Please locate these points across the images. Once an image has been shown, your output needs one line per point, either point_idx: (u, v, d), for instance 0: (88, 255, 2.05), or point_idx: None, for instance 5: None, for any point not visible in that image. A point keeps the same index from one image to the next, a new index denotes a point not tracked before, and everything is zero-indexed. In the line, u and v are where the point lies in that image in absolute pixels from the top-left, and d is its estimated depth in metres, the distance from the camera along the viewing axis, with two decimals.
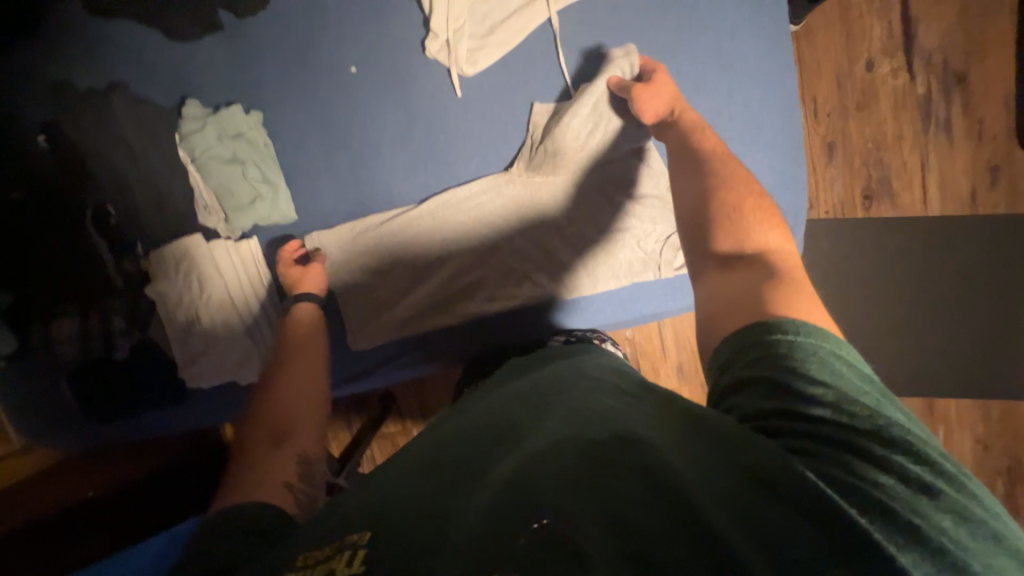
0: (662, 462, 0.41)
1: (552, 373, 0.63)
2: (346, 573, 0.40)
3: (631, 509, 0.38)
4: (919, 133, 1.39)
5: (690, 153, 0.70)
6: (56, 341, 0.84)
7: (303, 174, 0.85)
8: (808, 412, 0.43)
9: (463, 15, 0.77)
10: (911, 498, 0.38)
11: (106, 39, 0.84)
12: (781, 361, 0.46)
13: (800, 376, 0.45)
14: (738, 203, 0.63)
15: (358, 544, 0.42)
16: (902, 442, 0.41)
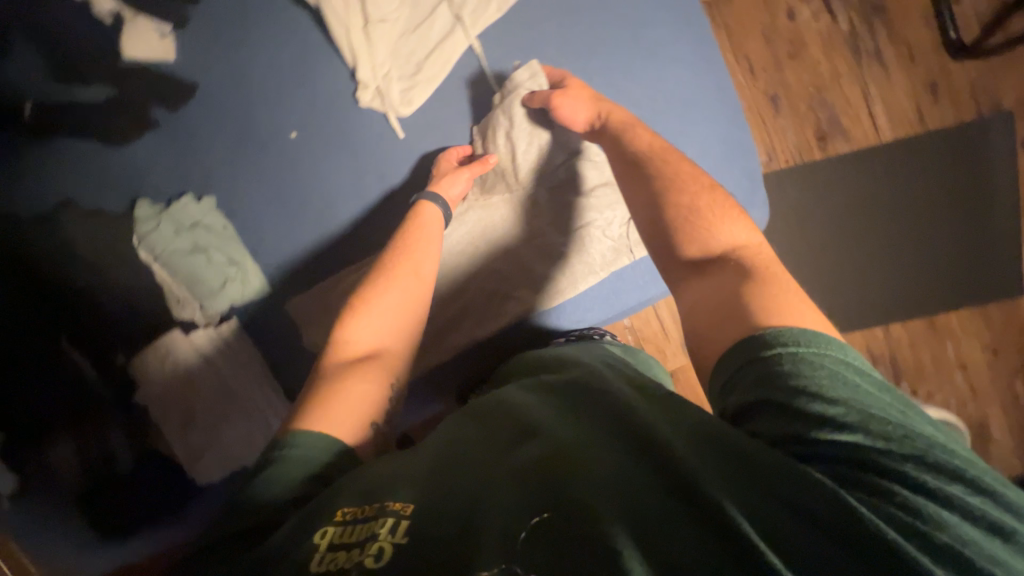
0: (688, 457, 0.40)
1: (559, 368, 0.62)
2: (389, 540, 0.41)
3: (661, 524, 0.37)
4: (854, 67, 1.42)
5: (639, 163, 0.71)
6: (58, 467, 0.82)
7: (265, 247, 0.84)
8: (833, 438, 0.40)
9: (387, 60, 0.79)
10: (959, 525, 0.35)
11: (40, 160, 0.83)
12: (793, 381, 0.43)
13: (817, 397, 0.42)
14: (691, 202, 0.65)
15: (396, 512, 0.43)
16: (939, 460, 0.38)
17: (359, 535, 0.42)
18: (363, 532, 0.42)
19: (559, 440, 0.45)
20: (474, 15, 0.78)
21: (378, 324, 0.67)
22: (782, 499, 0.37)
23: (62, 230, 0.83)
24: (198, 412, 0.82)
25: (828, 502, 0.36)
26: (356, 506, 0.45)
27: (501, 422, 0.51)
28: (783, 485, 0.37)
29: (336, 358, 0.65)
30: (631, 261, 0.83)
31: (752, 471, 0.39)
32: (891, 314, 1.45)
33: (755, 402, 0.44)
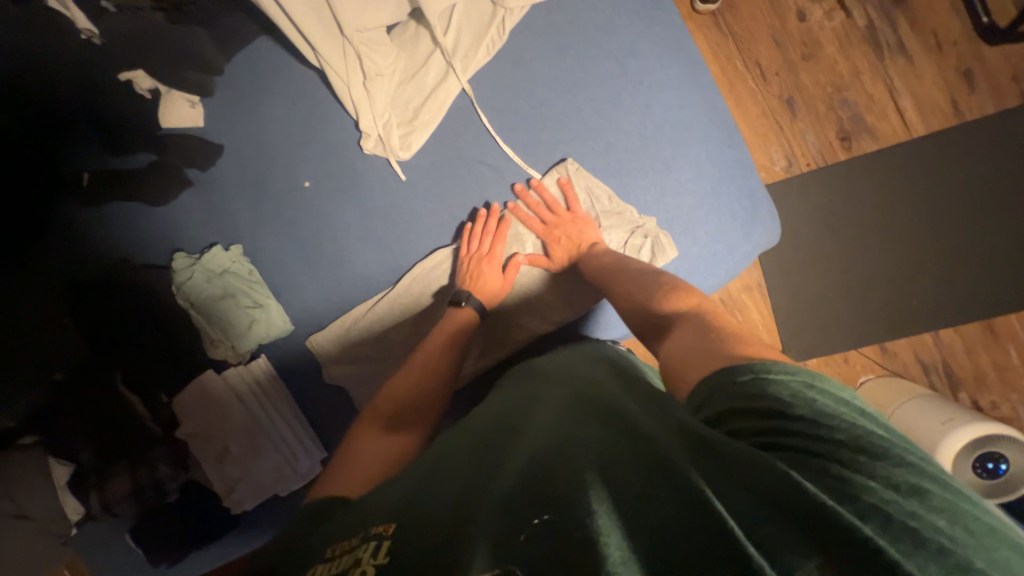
0: (673, 456, 0.38)
1: (548, 377, 0.62)
2: (371, 563, 0.37)
3: (627, 509, 0.36)
4: (876, 63, 1.35)
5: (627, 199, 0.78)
6: (112, 503, 0.89)
7: (290, 288, 0.92)
8: (787, 423, 0.39)
9: (387, 109, 0.82)
10: (900, 501, 0.33)
11: (96, 221, 0.95)
12: (755, 387, 0.42)
13: (777, 400, 0.41)
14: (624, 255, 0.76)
15: (380, 536, 0.40)
16: (892, 451, 0.36)
17: (342, 566, 0.38)
18: (345, 563, 0.39)
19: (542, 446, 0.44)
20: (465, 60, 0.80)
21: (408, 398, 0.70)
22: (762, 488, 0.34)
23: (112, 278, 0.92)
24: (233, 448, 0.88)
25: (766, 475, 0.34)
26: (343, 541, 0.41)
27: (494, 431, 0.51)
28: (738, 467, 0.36)
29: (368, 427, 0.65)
30: None
31: (708, 454, 0.38)
32: (938, 318, 1.35)
33: (731, 410, 0.42)
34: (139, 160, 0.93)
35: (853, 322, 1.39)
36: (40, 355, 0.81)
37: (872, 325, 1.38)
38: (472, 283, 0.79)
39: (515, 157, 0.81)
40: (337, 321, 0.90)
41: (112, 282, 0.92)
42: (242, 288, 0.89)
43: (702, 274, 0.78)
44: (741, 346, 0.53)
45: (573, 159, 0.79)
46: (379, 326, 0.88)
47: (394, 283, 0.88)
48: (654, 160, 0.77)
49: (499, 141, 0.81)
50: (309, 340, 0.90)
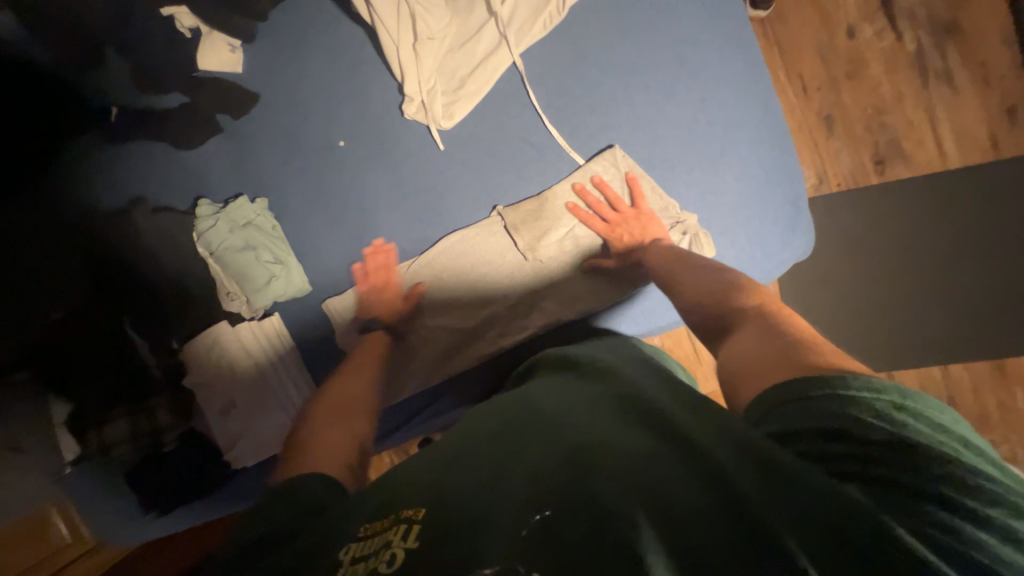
0: (722, 465, 0.40)
1: (587, 362, 0.63)
2: (401, 546, 0.42)
3: (677, 518, 0.38)
4: (920, 90, 1.33)
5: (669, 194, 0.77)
6: (111, 447, 0.87)
7: (311, 248, 0.90)
8: (862, 449, 0.40)
9: (433, 75, 0.80)
10: (983, 540, 0.34)
11: (117, 158, 0.92)
12: (831, 408, 0.43)
13: (856, 424, 0.41)
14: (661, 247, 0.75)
15: (412, 519, 0.44)
16: (989, 490, 0.36)
17: (375, 544, 0.43)
18: (380, 540, 0.43)
19: (585, 435, 0.46)
20: (519, 33, 0.78)
21: (353, 396, 0.72)
22: (808, 505, 0.36)
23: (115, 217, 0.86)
24: (240, 401, 0.86)
25: (836, 507, 0.36)
26: (375, 522, 0.45)
27: (531, 414, 0.53)
28: (799, 488, 0.37)
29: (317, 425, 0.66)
30: None
31: (771, 474, 0.39)
32: (950, 352, 1.36)
33: (799, 429, 0.43)
34: (171, 100, 0.91)
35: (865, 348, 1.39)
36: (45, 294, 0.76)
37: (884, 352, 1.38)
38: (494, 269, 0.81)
39: (559, 138, 0.79)
40: (358, 284, 0.88)
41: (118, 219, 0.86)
42: (264, 243, 0.87)
43: None
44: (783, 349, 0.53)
45: (619, 146, 0.77)
46: (400, 295, 0.86)
47: (419, 254, 0.86)
48: (703, 156, 0.75)
49: (545, 120, 0.79)
50: (325, 302, 0.88)
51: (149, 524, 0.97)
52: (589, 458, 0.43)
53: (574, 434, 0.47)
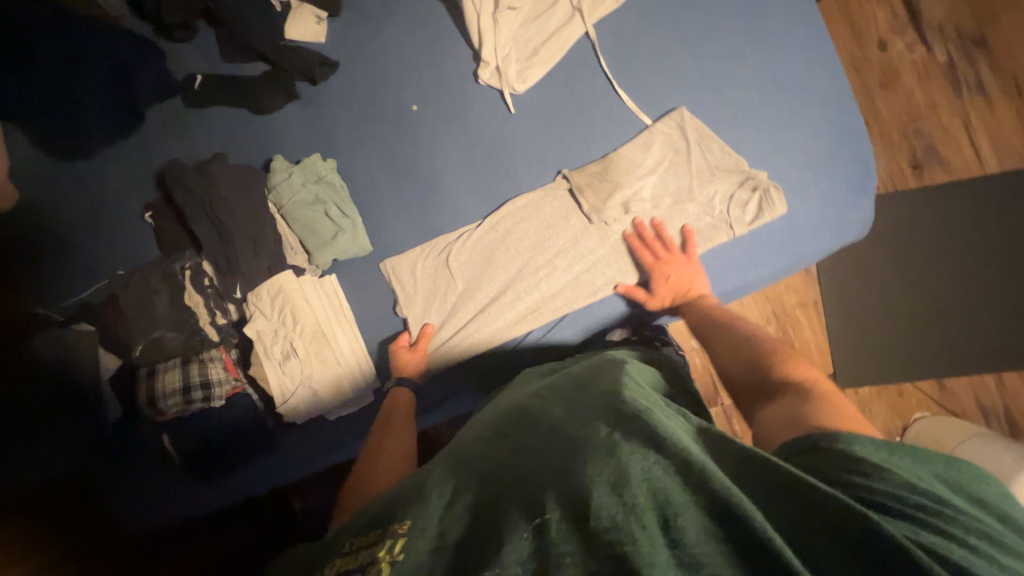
0: (719, 472, 0.42)
1: (585, 379, 0.65)
2: (391, 559, 0.43)
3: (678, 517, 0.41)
4: (954, 98, 1.39)
5: (737, 154, 0.79)
6: (160, 398, 0.89)
7: (376, 207, 0.91)
8: (859, 480, 0.44)
9: (509, 43, 0.85)
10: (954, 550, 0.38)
11: (197, 122, 0.97)
12: (832, 450, 0.47)
13: (852, 463, 0.45)
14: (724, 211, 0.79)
15: (395, 534, 0.46)
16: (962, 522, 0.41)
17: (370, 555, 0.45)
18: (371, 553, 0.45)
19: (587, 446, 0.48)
20: (592, 6, 0.83)
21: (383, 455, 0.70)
22: (791, 511, 0.41)
23: (180, 171, 0.88)
24: (299, 352, 0.84)
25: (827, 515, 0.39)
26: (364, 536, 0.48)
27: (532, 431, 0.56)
28: (789, 494, 0.41)
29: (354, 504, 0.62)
30: (732, 237, 0.80)
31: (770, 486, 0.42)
32: (995, 358, 1.37)
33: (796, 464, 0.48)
34: (254, 68, 0.96)
35: (902, 354, 1.41)
36: (125, 252, 0.99)
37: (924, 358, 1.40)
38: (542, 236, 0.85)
39: (628, 101, 0.83)
40: (420, 245, 0.89)
41: (194, 168, 0.88)
42: (333, 199, 0.89)
43: (805, 235, 0.79)
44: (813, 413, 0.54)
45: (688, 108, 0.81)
46: (463, 253, 0.87)
47: (484, 214, 0.88)
48: (770, 118, 0.79)
49: (616, 84, 0.83)
50: (384, 265, 0.89)
51: (171, 491, 0.93)
52: (589, 465, 0.45)
53: (575, 446, 0.49)
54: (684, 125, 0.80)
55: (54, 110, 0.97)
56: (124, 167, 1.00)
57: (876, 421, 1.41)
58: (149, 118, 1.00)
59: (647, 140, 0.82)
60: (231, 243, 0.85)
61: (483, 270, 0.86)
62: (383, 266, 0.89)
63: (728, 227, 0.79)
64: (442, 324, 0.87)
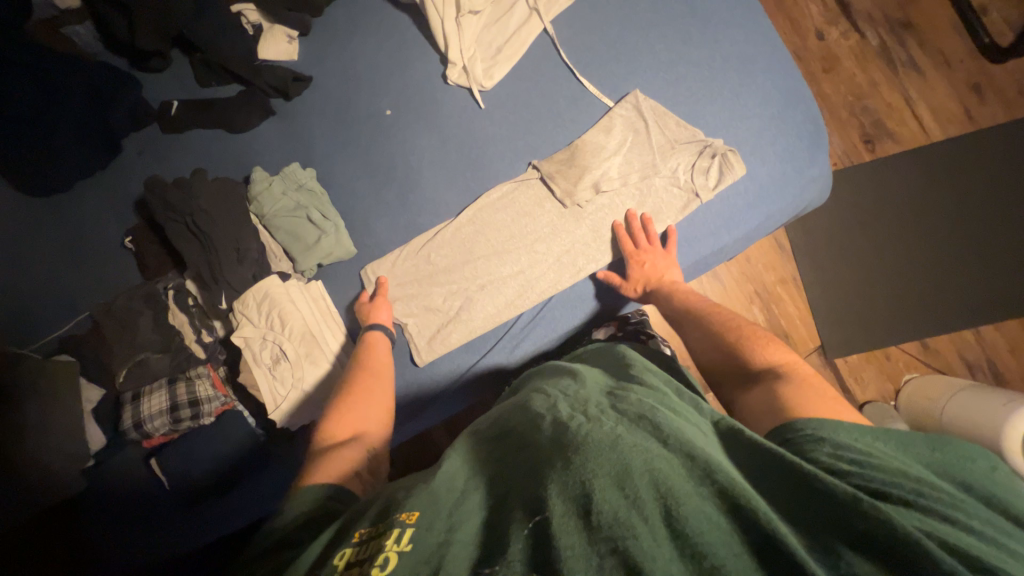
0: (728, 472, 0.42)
1: (592, 379, 0.64)
2: (395, 550, 0.42)
3: (690, 520, 0.39)
4: (892, 75, 1.49)
5: (697, 126, 0.84)
6: (146, 419, 0.87)
7: (357, 209, 0.93)
8: (868, 464, 0.44)
9: (472, 45, 0.90)
10: (970, 537, 0.38)
11: (174, 147, 0.99)
12: (837, 438, 0.47)
13: (856, 449, 0.45)
14: (692, 181, 0.82)
15: (403, 523, 0.44)
16: (975, 512, 0.40)
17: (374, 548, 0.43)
18: (372, 548, 0.43)
19: (593, 441, 0.46)
20: (548, 4, 0.90)
21: (372, 415, 0.70)
22: (801, 504, 0.41)
23: (159, 190, 0.89)
24: (289, 355, 0.83)
25: (841, 504, 0.39)
26: (366, 529, 0.47)
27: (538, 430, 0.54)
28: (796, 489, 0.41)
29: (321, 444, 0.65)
30: (701, 205, 0.83)
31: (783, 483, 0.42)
32: (972, 310, 1.42)
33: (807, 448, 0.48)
34: (230, 90, 0.99)
35: (883, 318, 1.45)
36: (107, 281, 0.97)
37: (905, 320, 1.44)
38: (523, 219, 0.87)
39: (590, 87, 0.88)
40: (394, 249, 0.90)
41: (173, 185, 0.89)
42: (314, 204, 0.90)
43: (771, 194, 0.83)
44: (793, 399, 0.56)
45: (646, 90, 0.86)
46: (445, 246, 0.88)
47: (463, 207, 0.90)
48: (723, 90, 0.84)
49: (577, 73, 0.88)
50: (361, 271, 0.89)
51: (155, 515, 0.88)
52: (594, 462, 0.44)
53: (580, 441, 0.47)
54: (644, 103, 0.84)
55: (16, 138, 0.93)
56: (102, 197, 1.00)
57: (869, 387, 1.44)
58: (127, 148, 1.01)
59: (612, 125, 0.85)
60: (215, 254, 0.85)
61: (466, 263, 0.87)
62: (364, 272, 0.89)
63: (691, 197, 0.82)
64: (431, 317, 0.87)
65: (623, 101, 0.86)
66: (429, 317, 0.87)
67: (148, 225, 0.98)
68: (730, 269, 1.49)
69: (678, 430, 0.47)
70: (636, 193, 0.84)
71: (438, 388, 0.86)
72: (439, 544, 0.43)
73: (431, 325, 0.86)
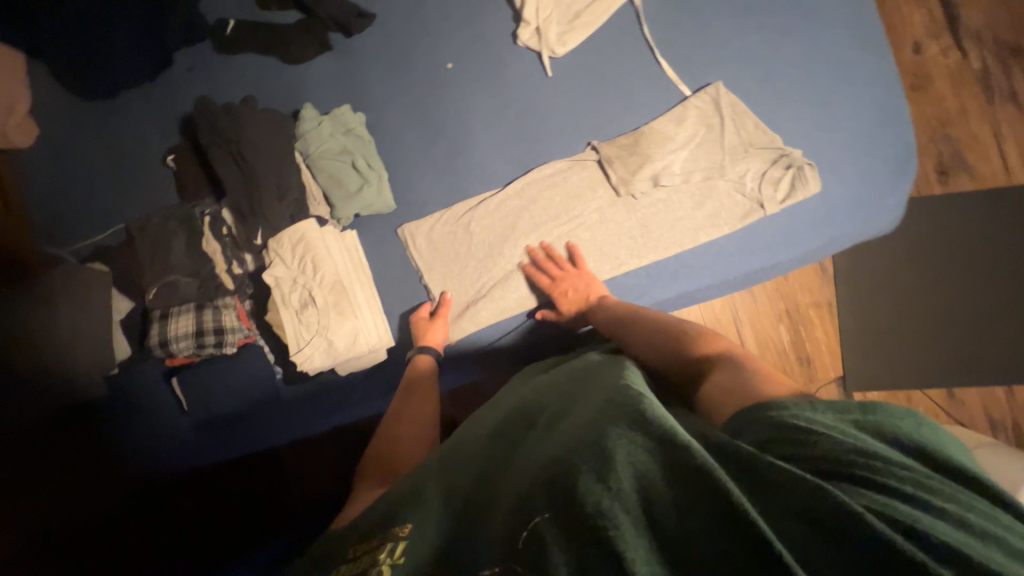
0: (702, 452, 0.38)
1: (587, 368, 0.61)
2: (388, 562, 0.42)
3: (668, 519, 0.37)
4: (985, 106, 1.38)
5: (777, 130, 0.78)
6: (170, 341, 0.87)
7: (402, 163, 0.90)
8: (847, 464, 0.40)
9: (550, 6, 0.84)
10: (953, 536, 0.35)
11: (225, 68, 0.96)
12: (809, 430, 0.43)
13: (830, 443, 0.41)
14: (759, 189, 0.77)
15: (396, 537, 0.45)
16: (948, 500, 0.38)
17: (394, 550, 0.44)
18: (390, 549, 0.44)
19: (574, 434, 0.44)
20: None
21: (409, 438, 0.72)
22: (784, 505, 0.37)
23: (207, 112, 0.87)
24: (317, 302, 0.83)
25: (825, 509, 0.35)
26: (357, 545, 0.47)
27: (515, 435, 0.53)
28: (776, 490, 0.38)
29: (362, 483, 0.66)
30: (763, 217, 0.78)
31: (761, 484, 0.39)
32: (1010, 368, 1.36)
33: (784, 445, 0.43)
34: (289, 17, 0.95)
35: (914, 360, 1.40)
36: (145, 196, 0.97)
37: (937, 366, 1.39)
38: (572, 201, 0.83)
39: (668, 71, 0.82)
40: (435, 211, 0.87)
41: (223, 109, 0.87)
42: (360, 151, 0.87)
43: (841, 217, 0.77)
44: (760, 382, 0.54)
45: (728, 83, 0.80)
46: (487, 217, 0.85)
47: (511, 179, 0.86)
48: (812, 96, 0.78)
49: (657, 54, 0.82)
50: (401, 229, 0.87)
51: (173, 431, 0.92)
52: (570, 451, 0.42)
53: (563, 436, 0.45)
54: (724, 97, 0.79)
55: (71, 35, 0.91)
56: (148, 109, 0.98)
57: None
58: (177, 62, 0.98)
59: (684, 116, 0.80)
60: (257, 187, 0.84)
61: (506, 237, 0.84)
62: (401, 229, 0.87)
63: (754, 206, 0.77)
64: (461, 287, 0.85)
65: (701, 92, 0.80)
66: (460, 286, 0.85)
67: (191, 145, 0.96)
68: (765, 284, 1.44)
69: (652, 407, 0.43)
70: (696, 193, 0.79)
71: (457, 359, 0.85)
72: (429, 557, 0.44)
73: (461, 294, 0.85)
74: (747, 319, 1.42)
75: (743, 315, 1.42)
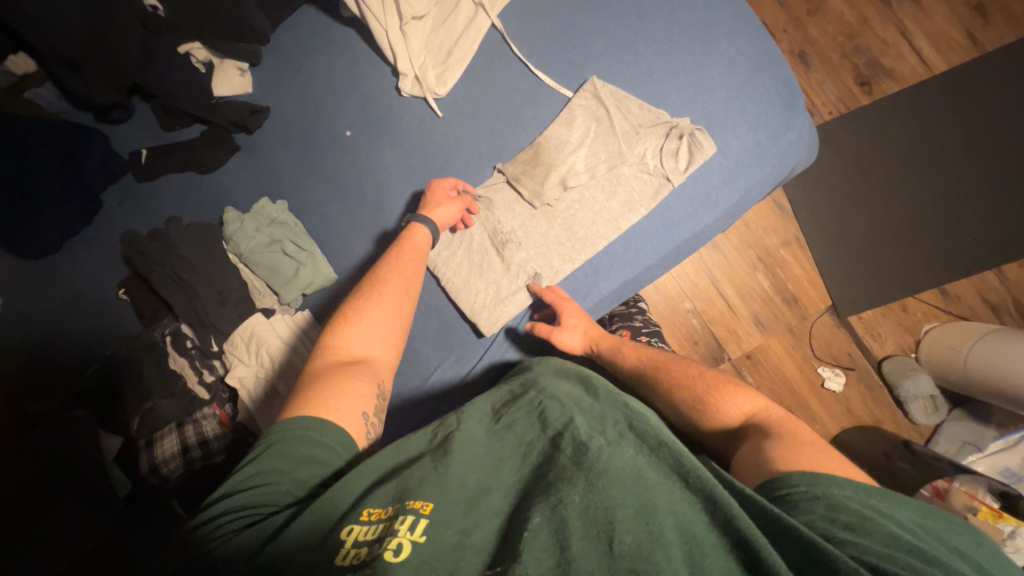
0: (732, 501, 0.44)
1: (602, 384, 0.63)
2: (407, 536, 0.48)
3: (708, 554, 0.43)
4: (883, 9, 1.41)
5: (662, 104, 0.80)
6: (161, 463, 0.92)
7: (332, 236, 0.93)
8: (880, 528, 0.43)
9: (422, 52, 0.87)
10: None
11: (151, 195, 1.00)
12: (838, 504, 0.46)
13: (860, 513, 0.45)
14: (664, 165, 0.78)
15: (417, 513, 0.50)
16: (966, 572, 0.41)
17: (379, 532, 0.49)
18: (385, 529, 0.50)
19: (616, 470, 0.50)
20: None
21: (372, 334, 0.71)
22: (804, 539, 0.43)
23: (139, 242, 0.91)
24: (280, 389, 0.86)
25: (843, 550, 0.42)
26: (379, 509, 0.52)
27: (544, 443, 0.57)
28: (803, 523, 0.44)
29: (331, 358, 0.68)
30: (673, 188, 0.79)
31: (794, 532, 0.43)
32: None
33: (817, 509, 0.47)
34: (192, 131, 1.00)
35: (937, 260, 1.21)
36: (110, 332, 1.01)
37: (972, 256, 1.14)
38: (496, 225, 0.85)
39: (547, 79, 0.84)
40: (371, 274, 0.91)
41: (150, 236, 0.91)
42: (288, 236, 0.90)
43: (749, 166, 0.79)
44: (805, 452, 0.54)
45: (605, 74, 0.82)
46: None
47: None
48: (687, 62, 0.80)
49: (532, 66, 0.85)
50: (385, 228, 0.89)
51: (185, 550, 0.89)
52: (617, 492, 0.48)
53: (602, 466, 0.51)
54: (604, 88, 0.81)
55: None
56: (99, 252, 1.03)
57: (888, 342, 1.39)
58: (109, 199, 1.03)
59: (576, 115, 0.82)
60: (199, 298, 0.87)
61: (442, 277, 0.86)
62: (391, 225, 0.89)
63: (661, 180, 0.79)
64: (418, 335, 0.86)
65: (584, 89, 0.82)
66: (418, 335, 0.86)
67: (138, 276, 1.00)
68: (730, 238, 1.44)
69: (692, 460, 0.49)
70: (607, 184, 0.81)
71: (430, 408, 0.85)
72: (452, 544, 0.48)
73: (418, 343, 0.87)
74: (723, 276, 1.42)
75: (719, 273, 1.42)
